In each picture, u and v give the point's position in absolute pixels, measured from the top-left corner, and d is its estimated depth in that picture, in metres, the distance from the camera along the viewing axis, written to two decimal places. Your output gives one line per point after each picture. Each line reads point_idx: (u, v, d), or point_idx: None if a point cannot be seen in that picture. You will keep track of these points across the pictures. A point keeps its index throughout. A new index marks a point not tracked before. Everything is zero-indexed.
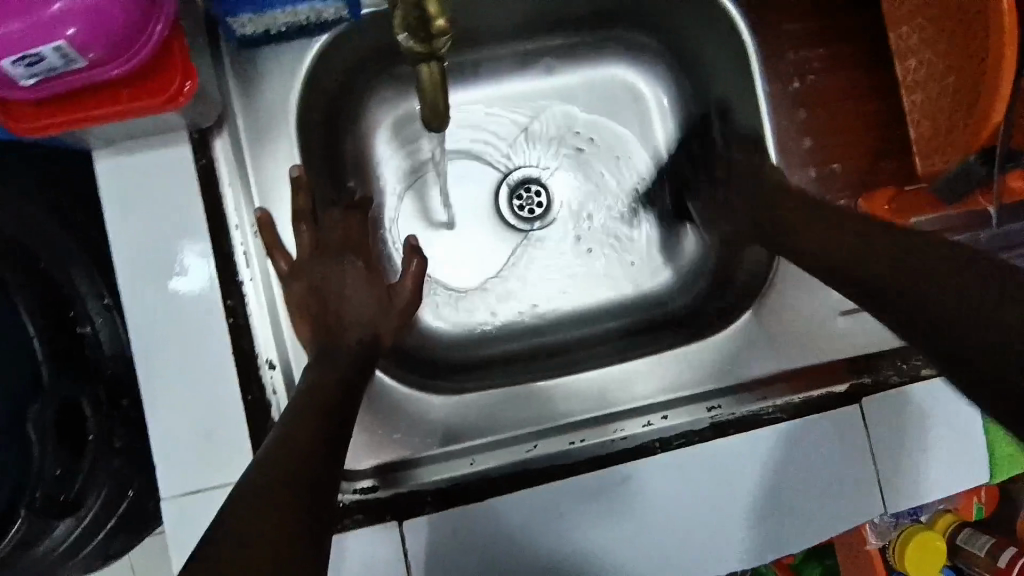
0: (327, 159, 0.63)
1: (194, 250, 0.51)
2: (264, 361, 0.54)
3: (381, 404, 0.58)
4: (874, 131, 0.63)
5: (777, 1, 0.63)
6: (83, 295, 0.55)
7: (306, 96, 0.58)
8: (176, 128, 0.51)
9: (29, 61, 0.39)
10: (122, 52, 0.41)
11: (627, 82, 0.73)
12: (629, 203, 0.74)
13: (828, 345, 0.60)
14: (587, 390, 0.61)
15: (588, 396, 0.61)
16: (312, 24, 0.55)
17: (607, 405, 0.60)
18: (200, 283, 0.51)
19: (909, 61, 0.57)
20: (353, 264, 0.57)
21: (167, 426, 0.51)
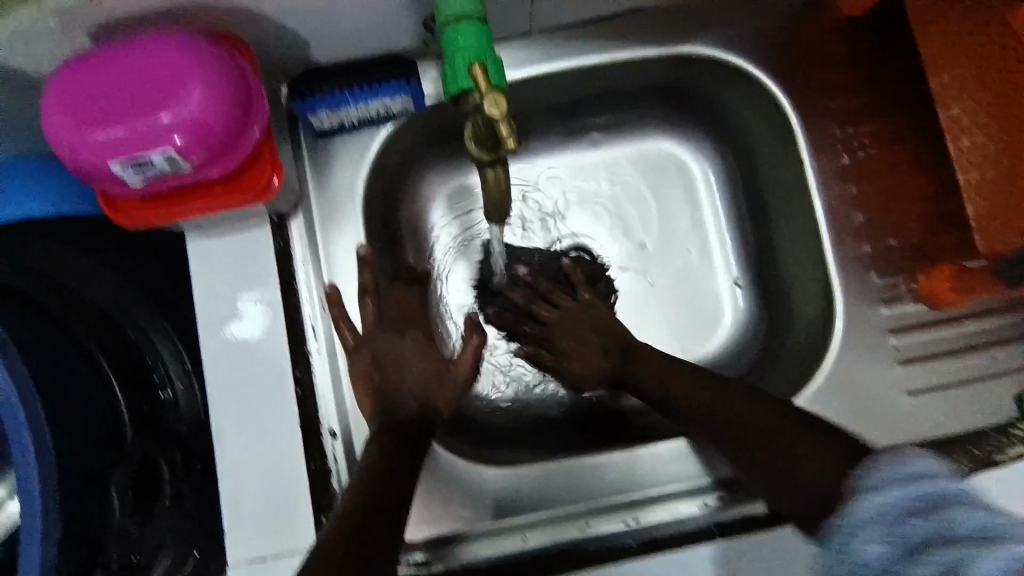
0: (388, 234, 0.67)
1: (251, 297, 0.55)
2: (326, 430, 0.58)
3: (439, 475, 0.59)
4: (930, 205, 0.63)
5: (826, 80, 0.64)
6: (165, 360, 0.60)
7: (372, 180, 0.63)
8: (259, 214, 0.56)
9: (139, 165, 0.43)
10: (222, 155, 0.46)
11: (672, 155, 0.75)
12: (675, 270, 0.75)
13: (891, 425, 0.60)
14: (622, 468, 0.60)
15: (625, 475, 0.60)
16: (381, 116, 0.60)
17: (647, 485, 0.60)
18: (258, 329, 0.55)
19: (962, 140, 0.56)
20: (414, 338, 0.60)
21: (236, 492, 0.53)
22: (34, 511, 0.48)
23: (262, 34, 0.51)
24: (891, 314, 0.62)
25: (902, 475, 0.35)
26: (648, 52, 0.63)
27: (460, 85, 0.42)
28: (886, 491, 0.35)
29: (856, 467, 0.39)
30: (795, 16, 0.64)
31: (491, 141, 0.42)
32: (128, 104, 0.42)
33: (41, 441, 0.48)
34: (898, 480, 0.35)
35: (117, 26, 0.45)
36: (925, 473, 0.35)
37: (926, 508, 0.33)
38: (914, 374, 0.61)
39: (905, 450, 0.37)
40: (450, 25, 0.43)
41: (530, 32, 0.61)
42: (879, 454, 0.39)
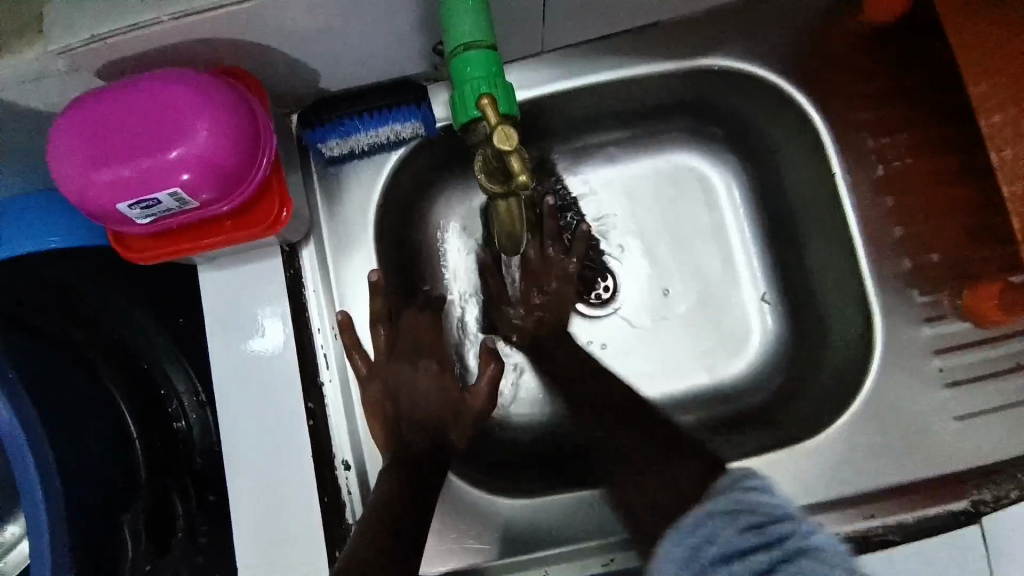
0: (401, 258, 0.66)
1: (268, 313, 0.54)
2: (339, 462, 0.57)
3: (461, 505, 0.59)
4: (975, 217, 0.59)
5: (855, 87, 0.61)
6: (180, 393, 0.61)
7: (385, 204, 0.62)
8: (269, 243, 0.55)
9: (147, 203, 0.43)
10: (230, 190, 0.46)
11: (692, 168, 0.72)
12: (698, 287, 0.72)
13: (935, 453, 0.56)
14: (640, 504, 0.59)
15: None
16: (392, 140, 0.59)
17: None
18: (276, 340, 0.54)
19: (1004, 150, 0.52)
20: (429, 367, 0.58)
21: (248, 528, 0.52)
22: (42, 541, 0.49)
23: (271, 64, 0.50)
24: (933, 334, 0.58)
25: (758, 487, 0.40)
26: (662, 66, 0.61)
27: (470, 115, 0.42)
28: (745, 495, 0.39)
29: (711, 482, 0.44)
30: (820, 23, 0.61)
31: (501, 174, 0.42)
32: (135, 142, 0.42)
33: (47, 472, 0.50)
34: (757, 490, 0.40)
35: (125, 62, 0.44)
36: (774, 492, 0.40)
37: (782, 516, 0.37)
38: (961, 397, 0.57)
39: (752, 473, 0.42)
40: (457, 53, 0.42)
41: (542, 51, 0.59)
42: (730, 472, 0.44)
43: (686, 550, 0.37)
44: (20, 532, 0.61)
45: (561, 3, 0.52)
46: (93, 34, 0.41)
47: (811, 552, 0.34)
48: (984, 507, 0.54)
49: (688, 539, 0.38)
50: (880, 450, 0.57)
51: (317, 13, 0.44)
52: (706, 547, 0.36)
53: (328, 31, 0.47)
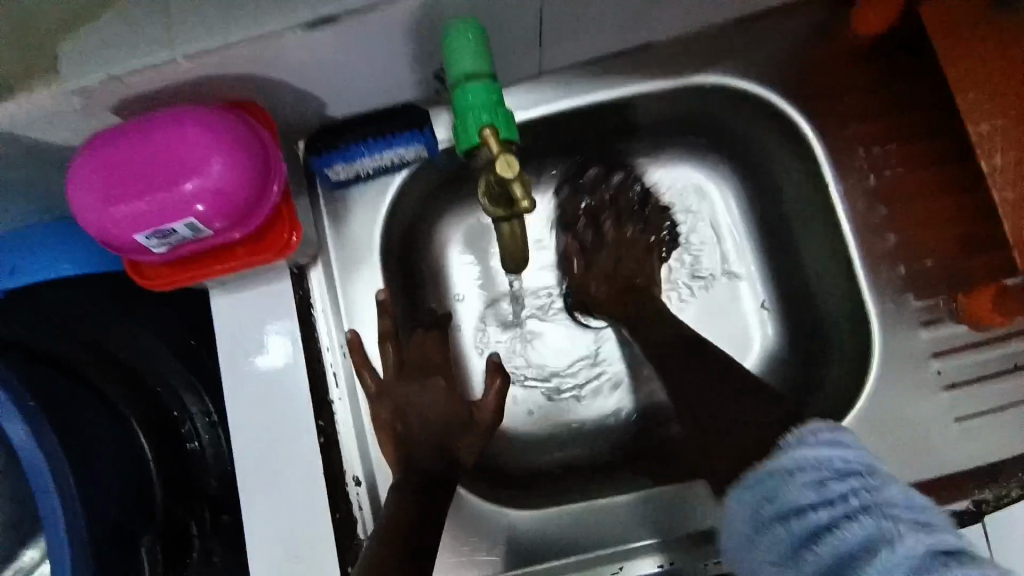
0: (407, 278, 0.67)
1: (275, 328, 0.56)
2: (350, 478, 0.58)
3: (469, 517, 0.60)
4: (967, 225, 0.60)
5: (847, 99, 0.63)
6: (192, 413, 0.62)
7: (390, 223, 0.64)
8: (279, 266, 0.56)
9: (163, 234, 0.45)
10: (242, 218, 0.47)
11: (688, 178, 0.73)
12: (698, 296, 0.73)
13: (935, 456, 0.57)
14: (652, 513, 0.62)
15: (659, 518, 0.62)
16: (395, 163, 0.61)
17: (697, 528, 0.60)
18: (283, 356, 0.55)
19: (995, 158, 0.53)
20: (437, 383, 0.60)
21: (264, 547, 0.53)
22: (63, 560, 0.50)
23: (279, 96, 0.52)
24: (931, 338, 0.59)
25: (823, 441, 0.42)
26: (653, 86, 0.63)
27: (473, 142, 0.43)
28: (808, 447, 0.43)
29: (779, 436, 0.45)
30: (808, 39, 0.63)
31: (504, 200, 0.44)
32: (150, 177, 0.43)
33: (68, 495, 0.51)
34: (825, 445, 0.42)
35: (138, 99, 0.46)
36: (845, 444, 0.42)
37: (850, 470, 0.40)
38: (960, 401, 0.58)
39: (820, 425, 0.44)
40: (459, 82, 0.44)
41: (538, 74, 0.61)
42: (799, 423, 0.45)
43: (759, 502, 0.42)
44: (41, 556, 0.62)
45: (558, 29, 0.54)
46: (108, 74, 0.43)
47: (884, 505, 0.38)
48: (983, 505, 0.57)
49: (757, 492, 0.43)
50: (881, 454, 0.58)
51: (321, 47, 0.46)
52: (769, 503, 0.42)
53: (334, 65, 0.49)
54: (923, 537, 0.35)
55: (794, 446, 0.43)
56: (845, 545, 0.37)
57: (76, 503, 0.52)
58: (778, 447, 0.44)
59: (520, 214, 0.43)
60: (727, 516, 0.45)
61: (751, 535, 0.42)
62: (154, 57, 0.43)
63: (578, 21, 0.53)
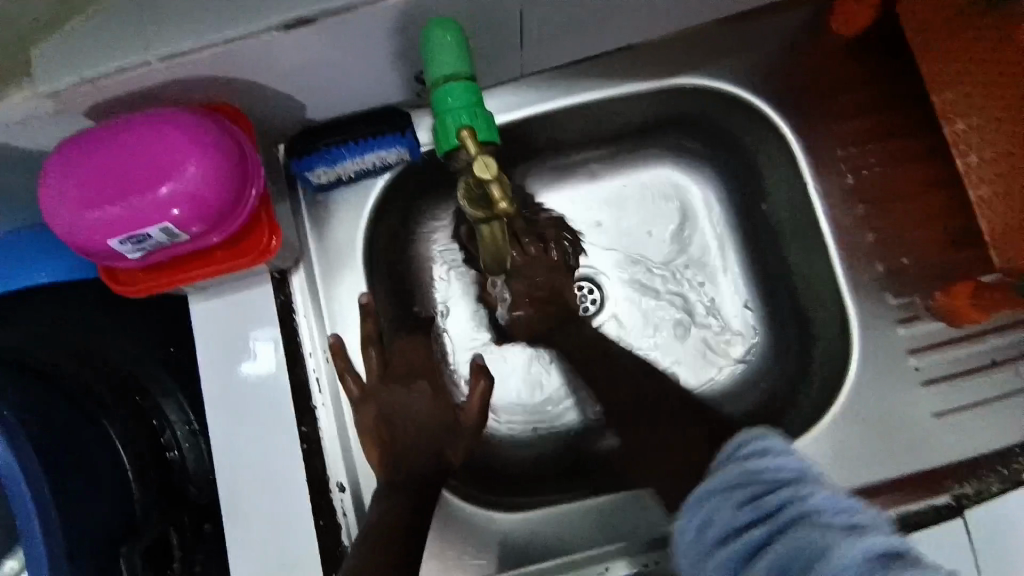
0: (391, 282, 0.67)
1: (258, 335, 0.55)
2: (334, 484, 0.57)
3: (453, 520, 0.59)
4: (942, 224, 0.61)
5: (824, 100, 0.64)
6: (172, 422, 0.62)
7: (373, 227, 0.64)
8: (260, 271, 0.56)
9: (139, 239, 0.44)
10: (220, 222, 0.47)
11: (673, 181, 0.73)
12: (681, 297, 0.73)
13: (915, 450, 0.58)
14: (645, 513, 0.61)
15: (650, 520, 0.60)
16: (377, 166, 0.60)
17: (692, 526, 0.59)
18: (269, 363, 0.55)
19: (969, 157, 0.55)
20: (421, 387, 0.59)
21: (247, 555, 0.53)
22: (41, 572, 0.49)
23: (257, 98, 0.52)
24: (909, 334, 0.60)
25: (764, 453, 0.42)
26: (637, 86, 0.63)
27: (452, 144, 0.43)
28: (751, 463, 0.42)
29: (724, 447, 0.46)
30: (787, 42, 0.63)
31: (484, 202, 0.44)
32: (125, 182, 0.43)
33: (44, 507, 0.50)
34: (763, 456, 0.42)
35: (114, 103, 0.46)
36: (779, 453, 0.42)
37: (783, 480, 0.39)
38: (937, 395, 0.59)
39: (762, 436, 0.44)
40: (439, 84, 0.44)
41: (521, 76, 0.61)
42: (740, 434, 0.46)
43: (701, 525, 0.41)
44: (20, 567, 0.61)
45: (539, 33, 0.54)
46: (82, 78, 0.42)
47: (807, 517, 0.36)
48: (966, 500, 0.56)
49: (697, 515, 0.41)
50: (863, 449, 0.58)
51: (303, 50, 0.46)
52: (710, 526, 0.40)
53: (316, 65, 0.48)
54: (859, 540, 0.33)
55: (742, 462, 0.42)
56: (780, 560, 0.35)
57: (52, 514, 0.51)
58: (726, 463, 0.44)
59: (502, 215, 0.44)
60: (676, 538, 0.43)
61: (698, 563, 0.40)
62: (129, 60, 0.42)
63: (559, 23, 0.53)
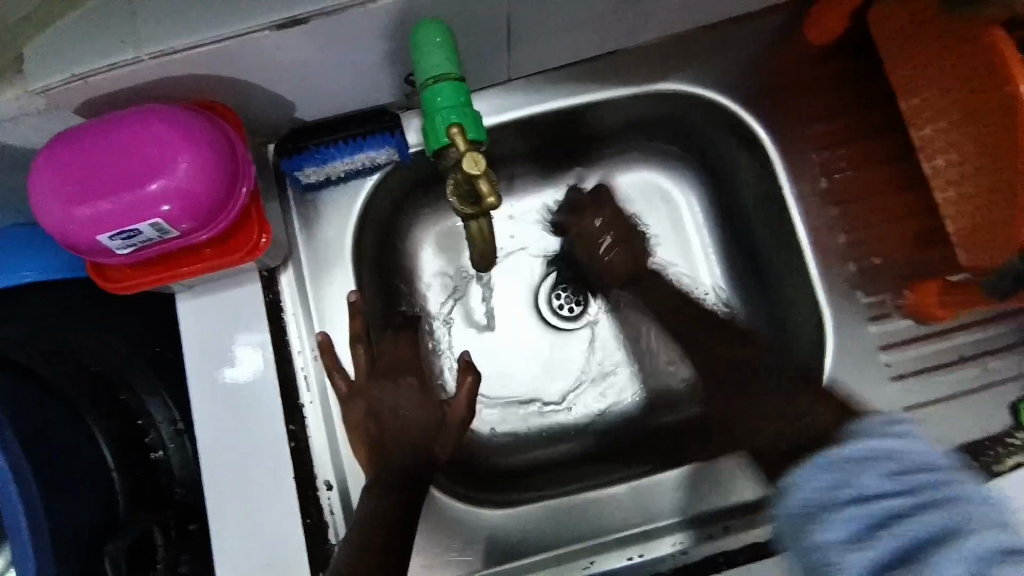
0: (379, 281, 0.67)
1: (245, 340, 0.55)
2: (322, 482, 0.58)
3: (439, 517, 0.60)
4: (911, 225, 0.64)
5: (798, 107, 0.66)
6: (158, 422, 0.61)
7: (361, 227, 0.64)
8: (249, 269, 0.56)
9: (127, 234, 0.45)
10: (211, 219, 0.47)
11: (658, 183, 0.75)
12: (665, 297, 0.75)
13: None
14: (631, 502, 0.64)
15: (634, 509, 0.64)
16: (367, 166, 0.61)
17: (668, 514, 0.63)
18: (252, 368, 0.55)
19: (936, 160, 0.58)
20: (409, 383, 0.60)
21: (233, 554, 0.53)
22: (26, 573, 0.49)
23: (247, 98, 0.52)
24: (881, 331, 0.63)
25: (908, 433, 0.43)
26: (620, 91, 0.65)
27: (442, 142, 0.45)
28: (887, 438, 0.43)
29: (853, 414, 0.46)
30: (765, 52, 0.66)
31: (472, 198, 0.45)
32: (115, 178, 0.43)
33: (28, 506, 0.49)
34: (904, 435, 0.43)
35: (104, 100, 0.46)
36: (918, 437, 0.43)
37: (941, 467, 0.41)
38: (909, 389, 0.61)
39: (904, 417, 0.45)
40: (429, 85, 0.45)
41: (508, 80, 0.63)
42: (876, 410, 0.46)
43: (824, 487, 0.41)
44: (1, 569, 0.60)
45: (525, 37, 0.55)
46: (73, 75, 0.42)
47: (958, 497, 0.39)
48: None
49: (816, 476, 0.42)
50: None
51: (292, 50, 0.47)
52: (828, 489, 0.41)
53: (307, 65, 0.49)
54: (981, 534, 0.36)
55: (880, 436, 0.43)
56: (916, 539, 0.37)
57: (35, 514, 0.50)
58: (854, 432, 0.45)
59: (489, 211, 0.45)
60: None
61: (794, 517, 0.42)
62: (120, 58, 0.43)
63: (544, 28, 0.55)
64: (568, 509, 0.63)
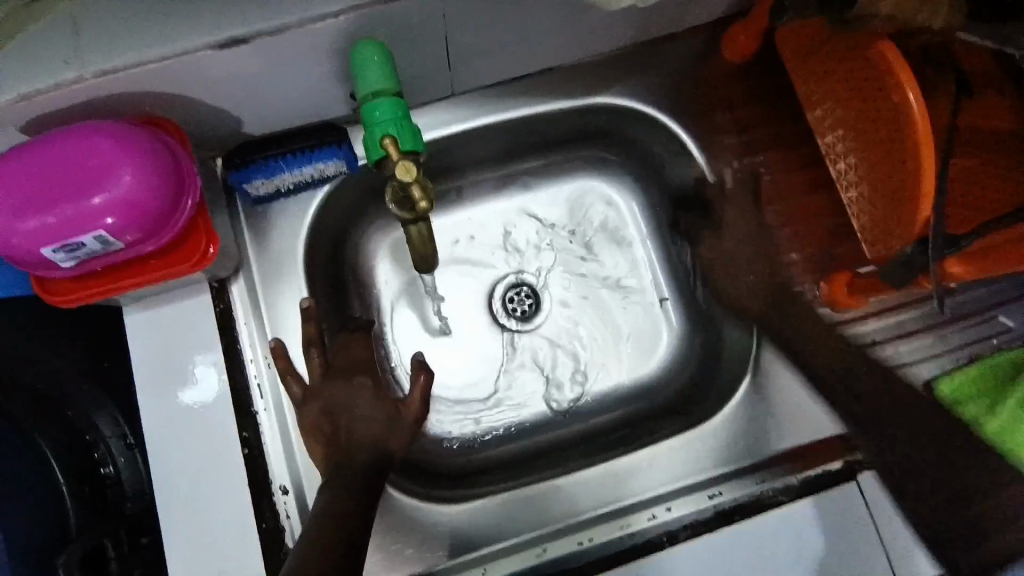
0: (333, 291, 0.70)
1: (203, 360, 0.57)
2: (277, 487, 0.59)
3: (396, 516, 0.62)
4: (821, 225, 0.71)
5: (719, 119, 0.72)
6: (107, 437, 0.61)
7: (312, 238, 0.66)
8: (198, 280, 0.58)
9: (71, 247, 0.46)
10: (156, 229, 0.48)
11: (600, 191, 0.80)
12: (610, 298, 0.79)
13: (811, 422, 0.66)
14: (589, 483, 0.66)
15: (591, 489, 0.66)
16: (316, 178, 0.63)
17: (621, 498, 0.65)
18: (213, 391, 0.57)
19: (839, 164, 0.65)
20: (363, 384, 0.62)
21: (187, 561, 0.54)
22: None
23: (193, 114, 0.54)
24: (800, 321, 0.69)
25: None
26: (558, 104, 0.69)
27: (378, 153, 0.47)
28: None
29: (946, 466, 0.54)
30: (688, 68, 0.71)
31: (409, 204, 0.49)
32: (58, 191, 0.44)
33: None
34: None
35: (49, 118, 0.47)
36: None
37: None
38: (827, 373, 0.67)
39: None
40: (367, 99, 0.48)
41: (451, 95, 0.66)
42: None
43: None
44: None
45: (462, 55, 0.59)
46: (18, 94, 0.44)
47: None
48: (857, 464, 0.64)
49: None
50: (768, 424, 0.66)
51: (236, 67, 0.49)
52: None
53: (252, 80, 0.51)
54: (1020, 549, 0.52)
55: None
56: None
57: None
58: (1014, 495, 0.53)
59: (425, 215, 0.48)
60: None
61: None
62: (63, 76, 0.44)
63: (481, 46, 0.58)
64: (523, 498, 0.65)
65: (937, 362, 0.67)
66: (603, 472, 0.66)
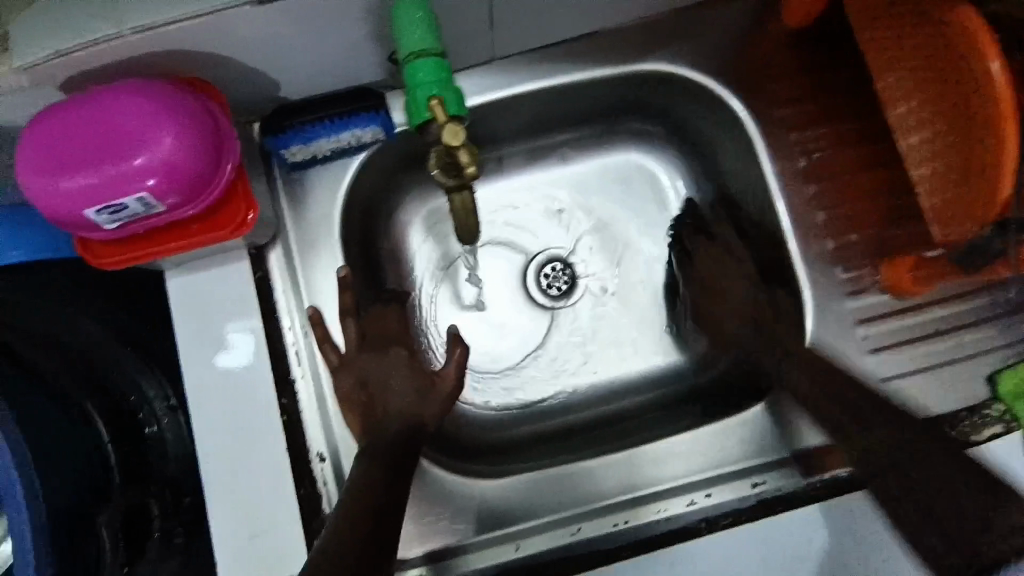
0: (368, 262, 0.69)
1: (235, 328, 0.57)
2: (315, 454, 0.59)
3: (432, 486, 0.62)
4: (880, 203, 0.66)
5: (776, 88, 0.67)
6: (150, 398, 0.63)
7: (349, 204, 0.65)
8: (237, 247, 0.58)
9: (114, 209, 0.45)
10: (195, 193, 0.47)
11: (641, 166, 0.78)
12: (650, 276, 0.77)
13: None
14: (621, 467, 0.65)
15: (622, 476, 0.64)
16: (353, 145, 0.62)
17: (655, 481, 0.64)
18: (246, 354, 0.57)
19: (910, 137, 0.57)
20: (399, 355, 0.62)
21: (225, 524, 0.55)
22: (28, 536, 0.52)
23: (230, 75, 0.53)
24: (857, 305, 0.65)
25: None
26: (602, 71, 0.65)
27: (424, 116, 0.46)
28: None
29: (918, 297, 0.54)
30: (745, 33, 0.66)
31: (453, 170, 0.47)
32: (100, 151, 0.44)
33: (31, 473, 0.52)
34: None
35: (86, 77, 0.47)
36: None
37: None
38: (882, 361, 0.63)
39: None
40: (411, 61, 0.46)
41: (491, 59, 0.63)
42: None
43: None
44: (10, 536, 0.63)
45: (504, 15, 0.56)
46: (57, 51, 0.43)
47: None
48: None
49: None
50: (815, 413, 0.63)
51: (275, 27, 0.47)
52: None
53: (283, 43, 0.50)
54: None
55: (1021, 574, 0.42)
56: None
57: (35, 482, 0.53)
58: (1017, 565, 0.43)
59: (470, 181, 0.47)
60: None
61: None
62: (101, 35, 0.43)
63: (524, 7, 0.55)
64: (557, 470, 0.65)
65: (1001, 353, 0.62)
66: (631, 460, 0.65)
